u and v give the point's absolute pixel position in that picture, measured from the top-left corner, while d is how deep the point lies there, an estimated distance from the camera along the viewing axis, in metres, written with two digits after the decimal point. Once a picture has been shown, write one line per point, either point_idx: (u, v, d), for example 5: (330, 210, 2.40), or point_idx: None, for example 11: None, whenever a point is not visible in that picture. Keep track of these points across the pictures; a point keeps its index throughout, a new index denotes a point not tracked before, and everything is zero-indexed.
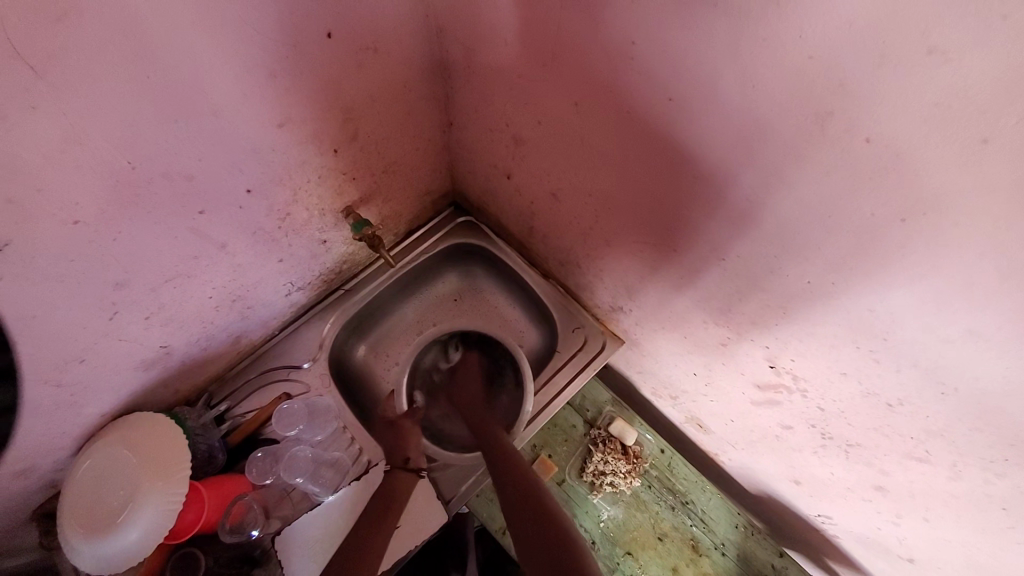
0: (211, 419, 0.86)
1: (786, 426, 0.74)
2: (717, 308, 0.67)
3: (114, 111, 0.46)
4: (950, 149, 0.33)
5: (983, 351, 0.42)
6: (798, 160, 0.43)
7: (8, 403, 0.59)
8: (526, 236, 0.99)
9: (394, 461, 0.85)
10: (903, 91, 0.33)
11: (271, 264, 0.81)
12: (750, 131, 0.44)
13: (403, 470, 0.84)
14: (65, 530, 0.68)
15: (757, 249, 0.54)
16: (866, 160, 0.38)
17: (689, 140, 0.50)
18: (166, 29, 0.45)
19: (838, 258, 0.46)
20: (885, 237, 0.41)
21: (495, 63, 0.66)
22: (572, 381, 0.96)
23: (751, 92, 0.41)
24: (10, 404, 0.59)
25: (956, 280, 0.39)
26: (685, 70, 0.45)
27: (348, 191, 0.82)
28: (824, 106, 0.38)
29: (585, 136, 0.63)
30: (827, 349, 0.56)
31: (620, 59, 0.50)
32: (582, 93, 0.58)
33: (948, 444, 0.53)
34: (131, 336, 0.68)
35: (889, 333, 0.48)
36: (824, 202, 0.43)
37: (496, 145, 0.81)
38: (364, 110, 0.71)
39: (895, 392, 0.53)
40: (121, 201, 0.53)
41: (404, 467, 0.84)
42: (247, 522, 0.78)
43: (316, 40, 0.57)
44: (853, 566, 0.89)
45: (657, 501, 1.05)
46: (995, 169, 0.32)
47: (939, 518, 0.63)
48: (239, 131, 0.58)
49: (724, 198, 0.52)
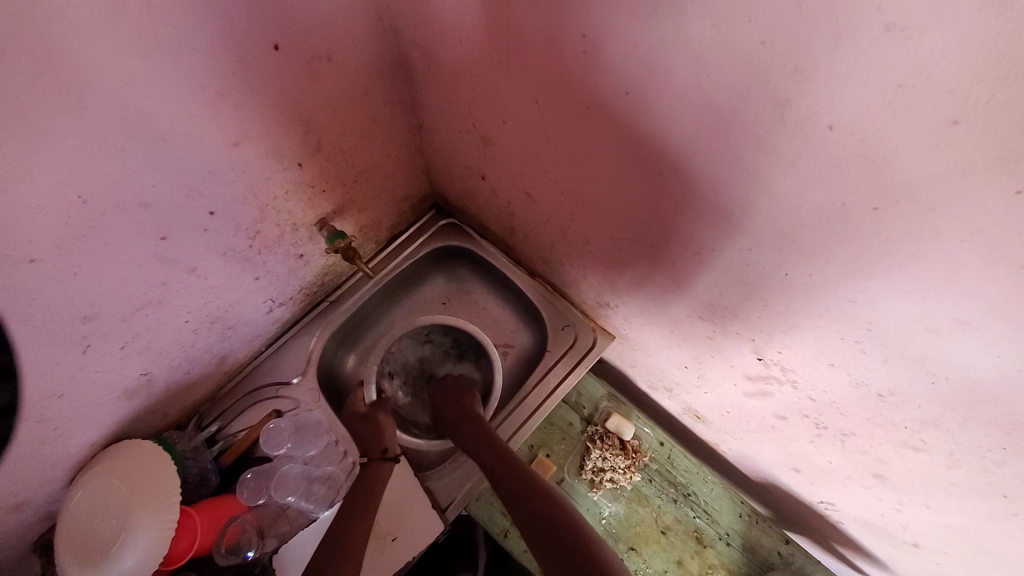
0: (202, 440, 0.86)
1: (780, 416, 0.72)
2: (699, 301, 0.65)
3: (55, 147, 0.45)
4: (919, 132, 0.31)
5: (969, 339, 0.40)
6: (762, 151, 0.40)
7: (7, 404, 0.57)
8: (507, 235, 0.97)
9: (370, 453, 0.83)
10: (861, 72, 0.31)
11: (247, 283, 0.79)
12: (710, 121, 0.42)
13: (382, 462, 0.82)
14: (58, 549, 0.68)
15: (731, 241, 0.51)
16: (829, 149, 0.36)
17: (652, 133, 0.48)
18: (100, 59, 0.43)
19: (812, 249, 0.44)
20: (859, 226, 0.39)
21: (453, 62, 0.63)
22: (563, 381, 0.95)
23: (706, 81, 0.39)
24: None
25: (935, 268, 0.37)
26: (637, 61, 0.43)
27: (320, 204, 0.80)
28: (780, 94, 0.35)
29: (549, 132, 0.61)
30: (812, 340, 0.54)
31: (573, 53, 0.47)
32: (540, 89, 0.55)
33: (943, 433, 0.51)
34: (109, 367, 0.67)
35: (872, 324, 0.46)
36: (792, 192, 0.41)
37: (466, 146, 0.79)
38: (326, 122, 0.69)
39: (885, 382, 0.51)
40: (77, 236, 0.52)
41: (382, 459, 0.82)
42: (243, 542, 0.77)
43: (263, 53, 0.54)
44: (862, 552, 0.87)
45: (659, 495, 1.03)
46: (967, 151, 0.30)
47: (939, 504, 0.61)
48: (193, 153, 0.57)
49: (693, 192, 0.50)
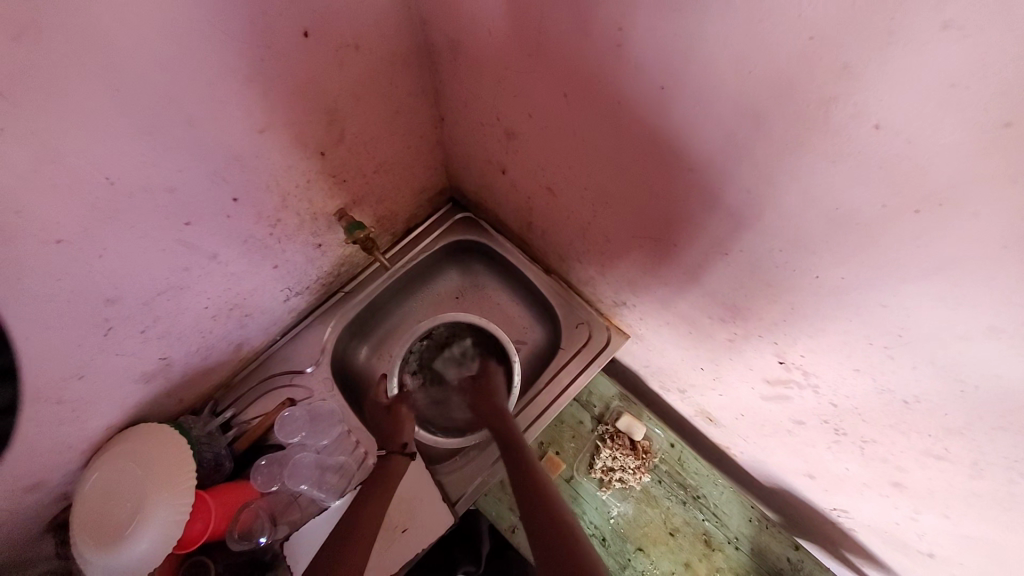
0: (217, 426, 0.87)
1: (798, 421, 0.71)
2: (721, 303, 0.64)
3: (87, 129, 0.45)
4: (968, 134, 0.30)
5: (1006, 349, 0.39)
6: (798, 150, 0.40)
7: (9, 401, 0.57)
8: (524, 231, 0.96)
9: (391, 446, 0.81)
10: (912, 70, 0.30)
11: (265, 271, 0.80)
12: (747, 119, 0.41)
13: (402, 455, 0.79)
14: (76, 539, 0.68)
15: (760, 241, 0.51)
16: (872, 148, 0.35)
17: (684, 130, 0.47)
18: (133, 41, 0.43)
19: (845, 251, 0.44)
20: (899, 228, 0.38)
21: (480, 54, 0.63)
22: (576, 379, 0.94)
23: (748, 77, 0.38)
24: (13, 409, 0.58)
25: (977, 275, 0.36)
26: (675, 55, 0.42)
27: (340, 193, 0.80)
28: (826, 92, 0.35)
29: (576, 128, 0.60)
30: (838, 345, 0.53)
31: (607, 47, 0.47)
32: (569, 83, 0.55)
33: (968, 442, 0.50)
34: (129, 349, 0.68)
35: (904, 330, 0.45)
36: (829, 192, 0.40)
37: (488, 139, 0.78)
38: (351, 111, 0.69)
39: (913, 390, 0.50)
40: (103, 218, 0.52)
41: (403, 452, 0.80)
42: (255, 529, 0.79)
43: (292, 41, 0.54)
44: (873, 561, 0.86)
45: (668, 496, 1.03)
46: (1019, 153, 0.29)
47: (961, 516, 0.60)
48: (220, 139, 0.57)
49: (722, 191, 0.49)
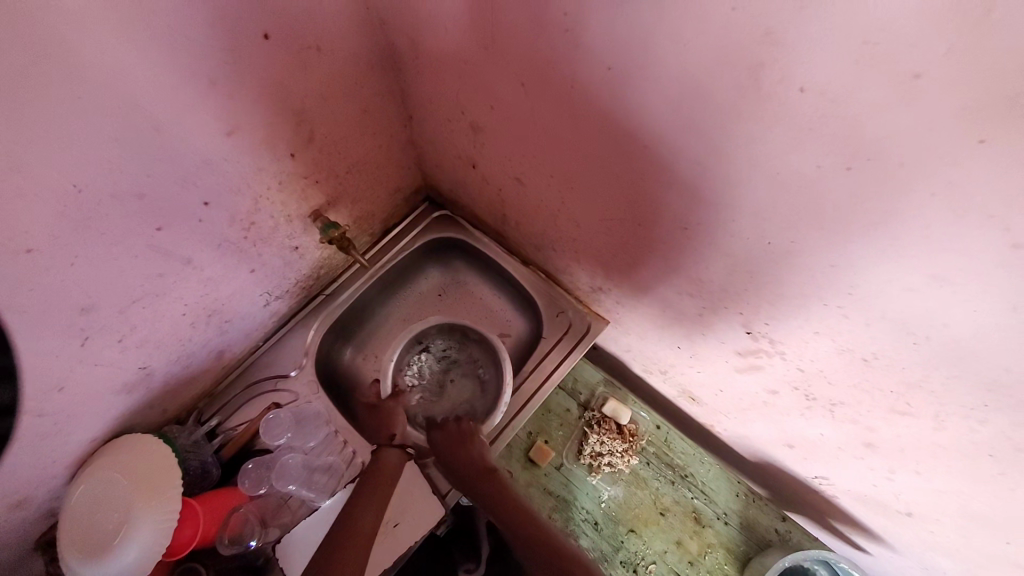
0: (202, 434, 0.87)
1: (771, 390, 0.73)
2: (688, 279, 0.66)
3: (50, 137, 0.45)
4: (885, 89, 0.33)
5: (947, 296, 0.41)
6: (740, 119, 0.42)
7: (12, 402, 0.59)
8: (500, 224, 0.98)
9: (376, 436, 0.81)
10: (828, 32, 0.32)
11: (242, 275, 0.80)
12: (690, 95, 0.43)
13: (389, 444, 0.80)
14: (65, 569, 0.68)
15: (716, 215, 0.53)
16: (802, 112, 0.37)
17: (635, 107, 0.49)
18: (94, 47, 0.44)
19: (791, 216, 0.46)
20: (834, 189, 0.41)
21: (440, 49, 0.64)
22: (559, 366, 0.96)
23: (684, 50, 0.40)
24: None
25: (911, 225, 0.38)
26: (619, 35, 0.44)
27: (313, 195, 0.81)
28: (754, 60, 0.37)
29: (536, 115, 0.62)
30: (799, 311, 0.55)
31: (555, 31, 0.48)
32: (526, 72, 0.56)
33: (926, 394, 0.52)
34: (108, 359, 0.68)
35: (854, 288, 0.47)
36: (771, 158, 0.42)
37: (456, 134, 0.80)
38: (318, 111, 0.70)
39: (870, 347, 0.52)
40: (73, 226, 0.52)
41: None
42: (245, 533, 0.79)
43: (254, 43, 0.56)
44: (859, 527, 0.88)
45: (657, 477, 1.05)
46: (934, 105, 0.31)
47: (929, 470, 0.62)
48: (187, 143, 0.57)
49: (676, 167, 0.51)
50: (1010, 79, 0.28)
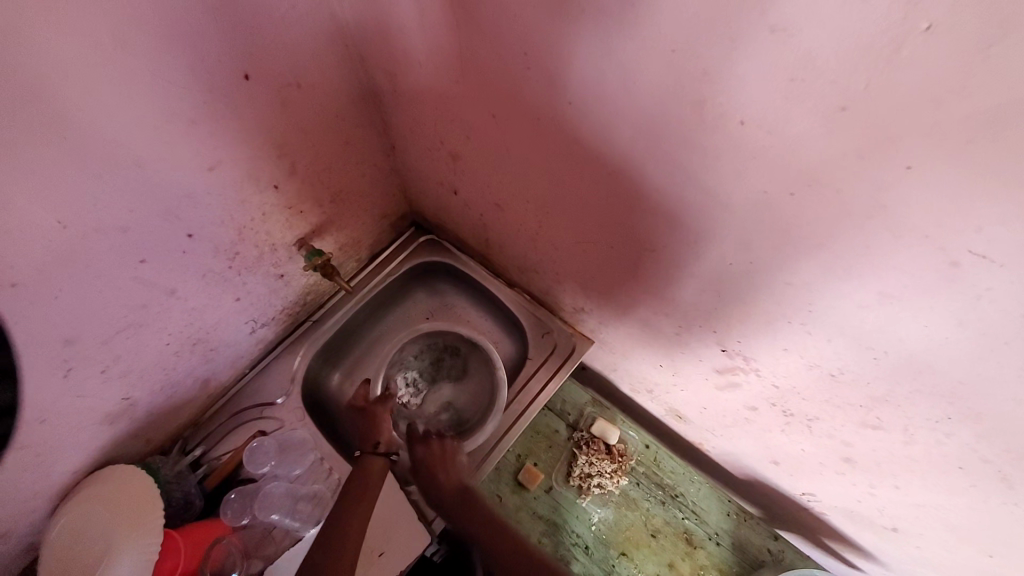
0: (186, 465, 0.86)
1: (751, 407, 0.74)
2: (663, 299, 0.68)
3: (34, 177, 0.47)
4: (815, 120, 0.35)
5: (897, 313, 0.43)
6: (691, 148, 0.44)
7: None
8: (484, 247, 1.00)
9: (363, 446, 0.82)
10: (757, 69, 0.35)
11: (227, 303, 0.81)
12: (643, 126, 0.46)
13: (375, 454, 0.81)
14: None
15: (681, 237, 0.55)
16: (745, 142, 0.40)
17: (596, 137, 0.52)
18: (79, 92, 0.46)
19: (749, 239, 0.48)
20: (783, 213, 0.43)
21: (416, 84, 0.67)
22: (545, 387, 0.96)
23: (633, 85, 0.43)
24: None
25: (855, 246, 0.40)
26: (576, 72, 0.46)
27: (297, 224, 0.83)
28: (696, 95, 0.39)
29: (508, 144, 0.64)
30: (767, 330, 0.57)
31: (518, 67, 0.51)
32: (495, 105, 0.59)
33: (894, 409, 0.53)
34: (90, 391, 0.68)
35: (812, 306, 0.49)
36: (722, 183, 0.45)
37: (436, 162, 0.82)
38: (300, 143, 0.73)
39: (836, 362, 0.53)
40: (56, 261, 0.54)
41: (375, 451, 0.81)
42: (228, 566, 0.76)
43: (235, 84, 0.58)
44: (849, 544, 0.87)
45: (647, 497, 1.04)
46: (861, 133, 0.34)
47: (907, 484, 0.63)
48: (171, 178, 0.60)
49: (640, 192, 0.53)
50: (923, 110, 0.30)
